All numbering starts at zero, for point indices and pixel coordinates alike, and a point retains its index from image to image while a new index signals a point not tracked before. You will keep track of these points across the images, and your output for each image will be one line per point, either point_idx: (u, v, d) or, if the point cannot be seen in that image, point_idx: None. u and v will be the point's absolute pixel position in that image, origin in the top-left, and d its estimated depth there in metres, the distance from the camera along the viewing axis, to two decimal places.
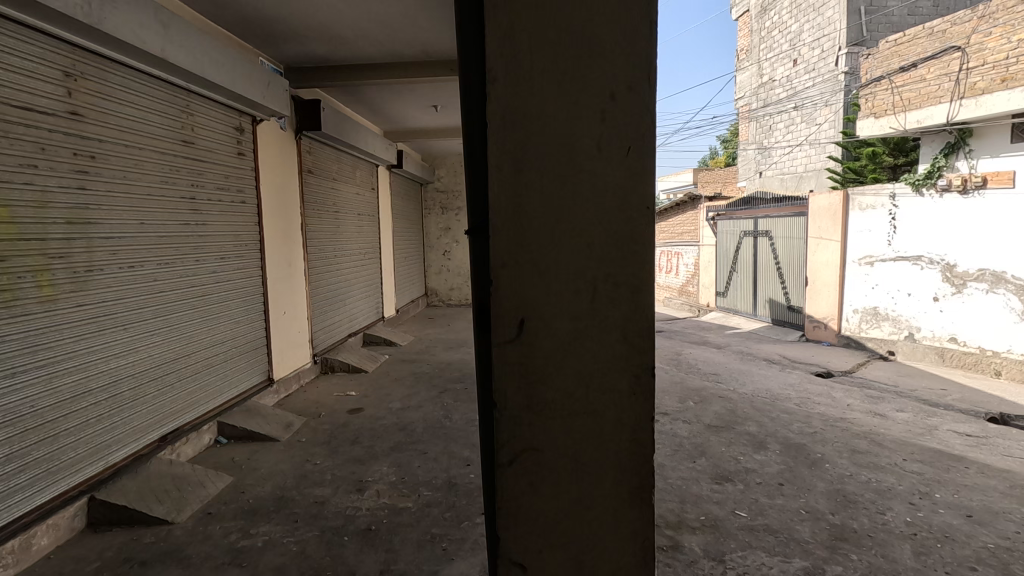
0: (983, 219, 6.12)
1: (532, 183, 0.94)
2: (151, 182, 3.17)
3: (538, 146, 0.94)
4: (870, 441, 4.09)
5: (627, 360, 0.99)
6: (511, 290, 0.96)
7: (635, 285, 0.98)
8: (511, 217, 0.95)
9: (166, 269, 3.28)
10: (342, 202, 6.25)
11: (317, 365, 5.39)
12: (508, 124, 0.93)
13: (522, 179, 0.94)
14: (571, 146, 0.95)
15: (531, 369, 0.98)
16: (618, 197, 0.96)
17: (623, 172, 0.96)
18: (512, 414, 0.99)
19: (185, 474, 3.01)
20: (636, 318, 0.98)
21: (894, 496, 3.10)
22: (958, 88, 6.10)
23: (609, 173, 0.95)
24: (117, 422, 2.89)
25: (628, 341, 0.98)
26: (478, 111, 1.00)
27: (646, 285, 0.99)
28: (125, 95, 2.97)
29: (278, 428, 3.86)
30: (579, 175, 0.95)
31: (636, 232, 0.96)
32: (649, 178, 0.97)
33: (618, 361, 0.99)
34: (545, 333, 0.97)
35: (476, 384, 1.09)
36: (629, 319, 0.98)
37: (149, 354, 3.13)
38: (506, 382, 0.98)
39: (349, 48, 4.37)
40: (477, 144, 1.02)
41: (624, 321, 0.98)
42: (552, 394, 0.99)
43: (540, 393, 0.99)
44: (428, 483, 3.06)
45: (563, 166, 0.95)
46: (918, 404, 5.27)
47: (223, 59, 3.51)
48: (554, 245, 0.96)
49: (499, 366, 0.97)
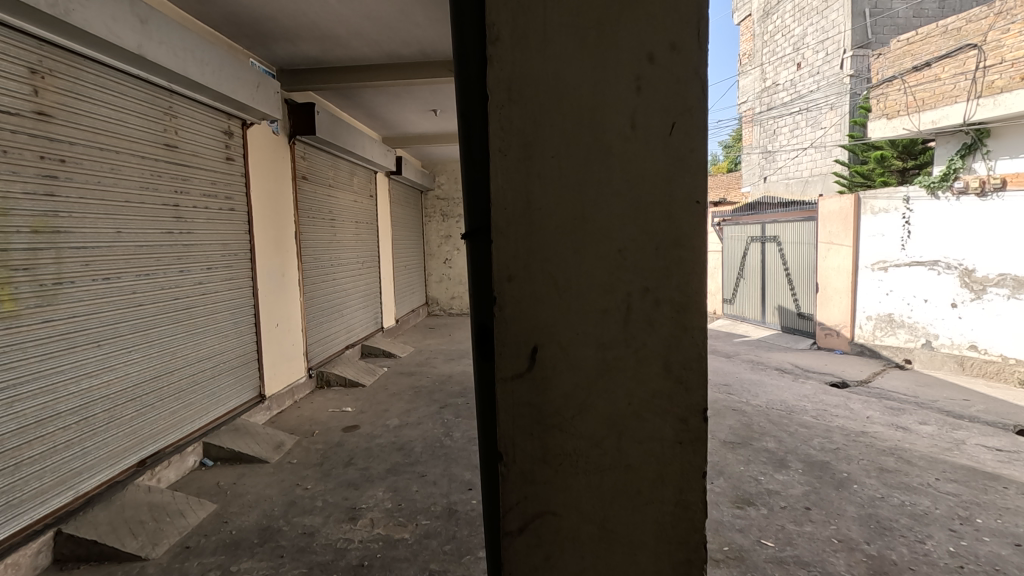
0: (1000, 222, 5.92)
1: (547, 171, 0.74)
2: (130, 188, 2.97)
3: (553, 126, 0.73)
4: (898, 458, 3.84)
5: (672, 401, 0.76)
6: (518, 311, 0.75)
7: (682, 303, 0.75)
8: (518, 218, 0.74)
9: (147, 280, 3.08)
10: (339, 210, 6.05)
11: (313, 379, 5.18)
12: (515, 99, 0.73)
13: (534, 167, 0.74)
14: (597, 123, 0.73)
15: (546, 413, 0.77)
16: (660, 190, 0.73)
17: (665, 158, 0.73)
18: (523, 467, 0.77)
19: (164, 502, 2.78)
20: (685, 346, 0.76)
21: (933, 522, 2.85)
22: (975, 87, 5.89)
23: (648, 159, 0.73)
24: (89, 447, 2.67)
25: (672, 378, 0.76)
26: (477, 86, 0.81)
27: (698, 302, 0.75)
28: (100, 95, 2.78)
29: (268, 448, 3.63)
30: (607, 161, 0.73)
31: (683, 233, 0.74)
32: (698, 164, 0.74)
33: (660, 402, 0.76)
34: (562, 366, 0.76)
35: (477, 426, 0.88)
36: (675, 347, 0.75)
37: (128, 373, 2.92)
38: (516, 429, 0.77)
39: (344, 48, 4.18)
40: (476, 127, 0.81)
41: (666, 350, 0.76)
42: (574, 441, 0.77)
43: (558, 441, 0.77)
44: (426, 510, 2.82)
45: (585, 152, 0.73)
46: (941, 416, 5.02)
47: (209, 58, 3.31)
48: (576, 251, 0.74)
49: (504, 408, 0.76)
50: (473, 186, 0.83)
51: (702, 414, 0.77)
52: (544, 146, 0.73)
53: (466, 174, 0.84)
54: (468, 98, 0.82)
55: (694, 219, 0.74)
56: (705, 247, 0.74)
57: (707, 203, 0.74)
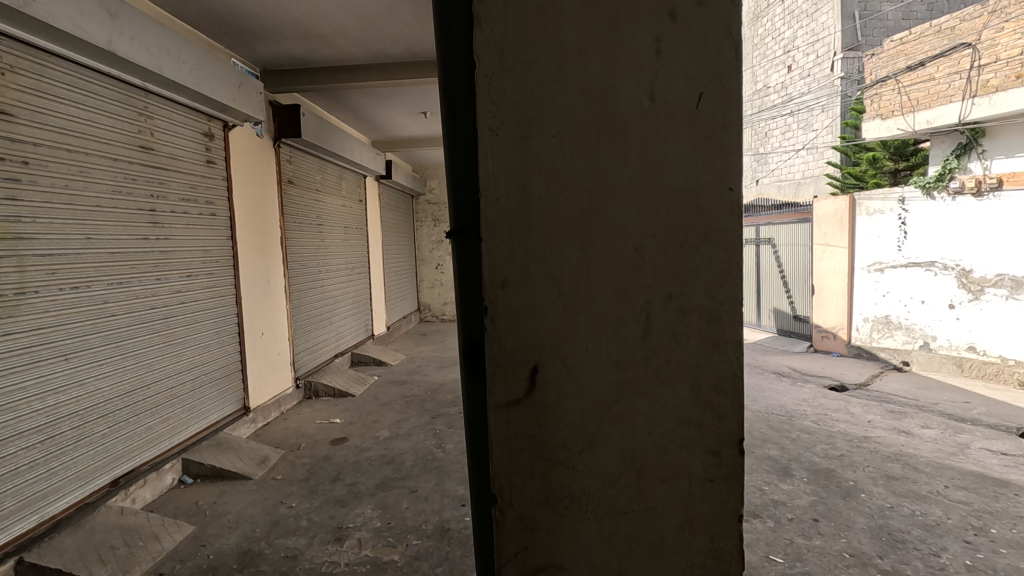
0: (995, 222, 5.88)
1: (548, 155, 0.62)
2: (101, 191, 2.81)
3: (555, 101, 0.62)
4: (904, 464, 3.73)
5: (700, 431, 0.66)
6: (515, 322, 0.64)
7: (712, 313, 0.64)
8: (514, 213, 0.63)
9: (120, 289, 2.91)
10: (327, 215, 5.90)
11: (301, 390, 5.01)
12: (509, 67, 0.61)
13: (532, 150, 0.62)
14: (609, 96, 0.62)
15: (550, 445, 0.65)
16: (684, 178, 0.63)
17: (690, 140, 0.62)
18: (521, 509, 0.65)
19: (138, 525, 2.61)
20: (716, 363, 0.65)
21: (946, 533, 2.74)
22: (970, 86, 5.84)
23: (670, 140, 0.62)
24: (55, 467, 2.50)
25: (700, 402, 0.65)
26: (463, 55, 0.69)
27: (730, 313, 0.64)
28: (67, 94, 2.62)
29: (251, 464, 3.46)
30: (622, 143, 0.62)
31: (712, 229, 0.63)
32: (729, 145, 0.63)
33: (689, 432, 0.65)
34: (568, 389, 0.64)
35: (466, 453, 0.76)
36: (703, 365, 0.65)
37: (98, 388, 2.75)
38: (513, 465, 0.65)
39: (330, 48, 4.05)
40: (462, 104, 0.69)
41: (694, 370, 0.65)
42: (582, 476, 0.66)
43: (564, 479, 0.65)
44: (416, 529, 2.67)
45: (594, 129, 0.62)
46: (943, 420, 4.91)
47: (186, 55, 3.16)
48: (584, 251, 0.63)
49: (497, 439, 0.65)
50: (457, 171, 0.71)
51: (737, 445, 0.66)
52: (543, 124, 0.62)
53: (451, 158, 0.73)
54: (450, 66, 0.70)
55: (727, 212, 0.63)
56: (738, 244, 0.63)
57: (742, 190, 0.63)
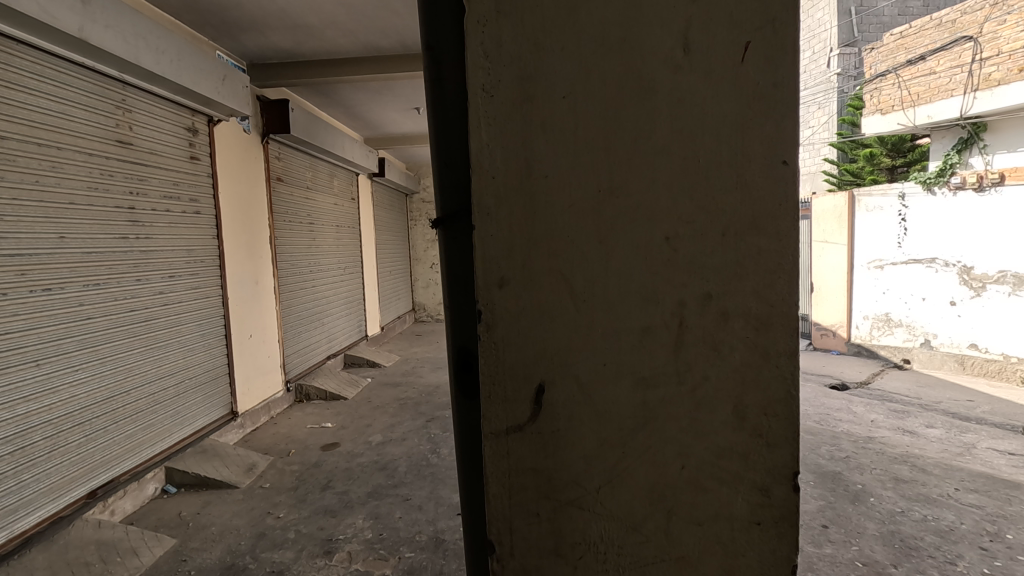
0: (992, 219, 5.81)
1: (557, 128, 0.59)
2: (76, 187, 2.67)
3: (565, 67, 0.58)
4: (912, 466, 3.63)
5: (746, 463, 0.63)
6: (513, 325, 0.61)
7: (764, 316, 0.61)
8: (518, 203, 0.60)
9: (97, 290, 2.77)
10: (318, 213, 5.76)
11: (292, 393, 4.88)
12: (521, 22, 0.58)
13: (539, 122, 0.59)
14: (634, 57, 0.58)
15: (557, 473, 0.62)
16: (729, 148, 0.59)
17: (734, 105, 0.59)
18: (524, 552, 0.63)
19: (115, 539, 2.47)
20: (767, 379, 0.62)
21: (960, 539, 2.64)
22: (972, 80, 5.75)
23: (711, 101, 0.59)
24: (26, 480, 2.37)
25: (749, 429, 0.62)
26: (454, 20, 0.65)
27: (782, 321, 0.61)
28: (38, 85, 2.48)
29: (238, 471, 3.34)
30: (652, 103, 0.59)
31: (759, 215, 0.60)
32: (773, 114, 0.58)
33: (733, 466, 0.62)
34: (579, 400, 0.62)
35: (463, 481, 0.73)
36: (749, 386, 0.62)
37: (74, 396, 2.62)
38: (519, 499, 0.63)
39: (319, 40, 3.91)
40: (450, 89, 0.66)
41: (740, 389, 0.62)
42: (598, 509, 0.63)
43: (576, 513, 0.63)
44: (410, 541, 2.55)
45: (616, 97, 0.59)
46: (948, 418, 4.82)
47: (166, 46, 3.01)
48: (604, 248, 0.60)
49: (494, 464, 0.62)
50: (450, 163, 0.67)
51: (790, 481, 0.63)
52: (552, 96, 0.59)
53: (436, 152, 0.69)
54: (439, 31, 0.66)
55: (781, 192, 0.59)
56: (792, 228, 0.60)
57: (796, 164, 0.59)
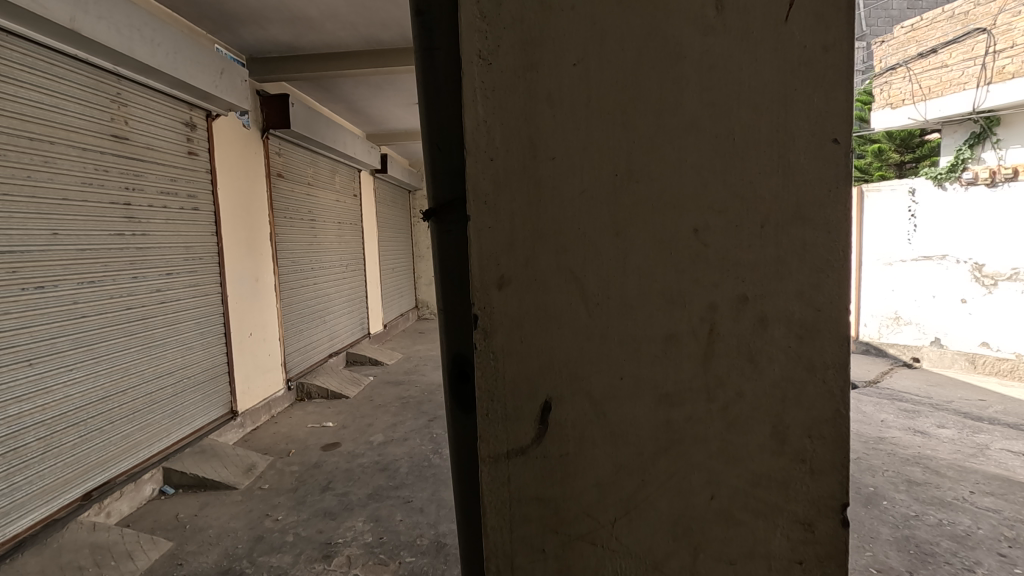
0: (994, 216, 5.77)
1: (569, 111, 0.60)
2: (69, 183, 2.61)
3: (574, 49, 0.59)
4: (925, 468, 3.54)
5: (787, 492, 0.64)
6: (510, 327, 0.62)
7: (809, 322, 0.62)
8: (522, 193, 0.61)
9: (92, 288, 2.71)
10: (320, 210, 5.70)
11: (293, 392, 4.83)
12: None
13: (551, 105, 0.60)
14: (655, 27, 0.59)
15: (567, 487, 0.64)
16: (770, 127, 0.60)
17: (777, 86, 0.60)
18: None
19: (110, 543, 2.41)
20: (812, 396, 0.63)
21: (978, 545, 2.56)
22: (985, 73, 5.60)
23: (752, 66, 0.59)
24: (19, 482, 2.31)
25: (789, 453, 0.63)
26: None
27: (830, 328, 0.62)
28: (29, 77, 2.42)
29: (238, 472, 3.28)
30: (679, 69, 0.60)
31: (803, 205, 0.61)
32: (812, 92, 0.59)
33: (772, 496, 0.64)
34: (589, 413, 0.63)
35: (462, 497, 0.74)
36: (790, 405, 0.63)
37: (68, 395, 2.56)
38: (524, 520, 0.64)
39: (319, 33, 3.83)
40: (442, 71, 0.65)
41: (779, 409, 0.63)
42: (613, 539, 0.65)
43: (586, 545, 0.65)
44: (410, 545, 2.49)
45: (633, 80, 0.60)
46: (960, 418, 4.72)
47: (162, 38, 2.95)
48: (622, 247, 0.62)
49: (490, 482, 0.63)
50: (443, 153, 0.66)
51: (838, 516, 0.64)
52: (563, 90, 0.60)
53: (428, 146, 0.67)
54: (432, 16, 0.65)
55: (830, 174, 0.60)
56: (842, 215, 0.60)
57: (847, 143, 0.60)
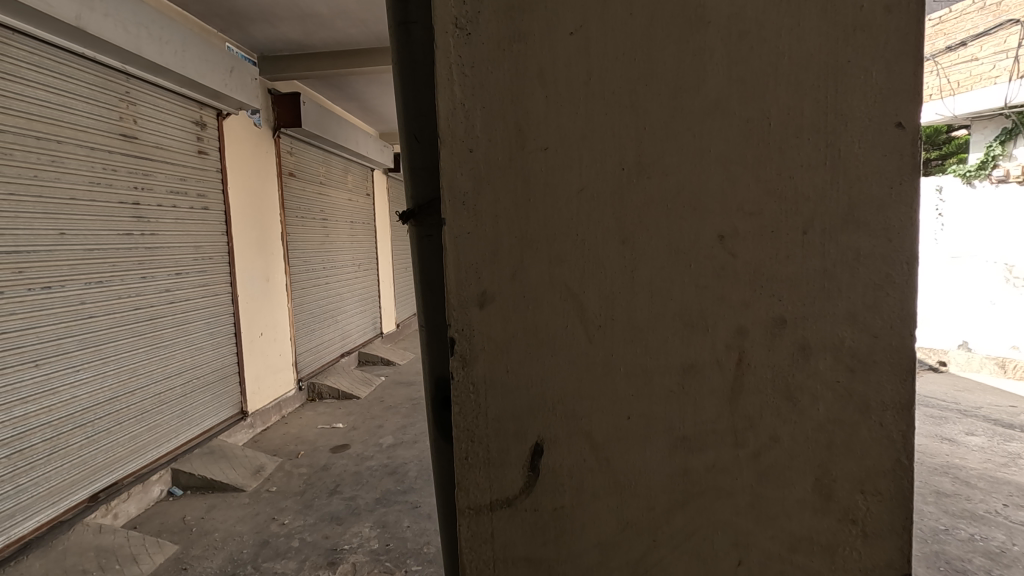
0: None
1: (564, 99, 0.53)
2: (76, 182, 2.59)
3: (575, 20, 0.53)
4: (953, 478, 3.39)
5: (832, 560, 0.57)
6: (492, 352, 0.56)
7: (863, 352, 0.54)
8: (509, 199, 0.54)
9: (99, 288, 2.69)
10: (332, 209, 5.67)
11: (304, 392, 4.81)
12: None
13: (543, 92, 0.53)
14: None
15: (564, 542, 0.58)
16: (817, 108, 0.52)
17: (821, 59, 0.52)
18: None
19: (116, 546, 2.38)
20: (864, 444, 0.55)
21: (1014, 563, 2.42)
22: (1018, 67, 5.33)
23: (792, 33, 0.52)
24: (25, 484, 2.30)
25: (837, 512, 0.56)
26: None
27: (893, 361, 0.54)
28: (36, 76, 2.40)
29: (246, 474, 3.25)
30: (702, 37, 0.52)
31: (856, 211, 0.53)
32: (863, 74, 0.52)
33: (813, 563, 0.57)
34: (589, 457, 0.57)
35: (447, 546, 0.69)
36: (839, 452, 0.55)
37: (75, 396, 2.54)
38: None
39: (329, 30, 3.79)
40: (423, 58, 0.60)
41: (826, 457, 0.56)
42: None
43: None
44: (417, 553, 2.42)
45: (641, 57, 0.53)
46: (990, 425, 4.53)
47: (170, 35, 2.92)
48: (628, 266, 0.55)
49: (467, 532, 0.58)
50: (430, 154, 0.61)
51: None
52: (558, 72, 0.53)
53: (414, 138, 0.62)
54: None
55: (893, 168, 0.52)
56: (907, 221, 0.52)
57: (914, 128, 0.52)
